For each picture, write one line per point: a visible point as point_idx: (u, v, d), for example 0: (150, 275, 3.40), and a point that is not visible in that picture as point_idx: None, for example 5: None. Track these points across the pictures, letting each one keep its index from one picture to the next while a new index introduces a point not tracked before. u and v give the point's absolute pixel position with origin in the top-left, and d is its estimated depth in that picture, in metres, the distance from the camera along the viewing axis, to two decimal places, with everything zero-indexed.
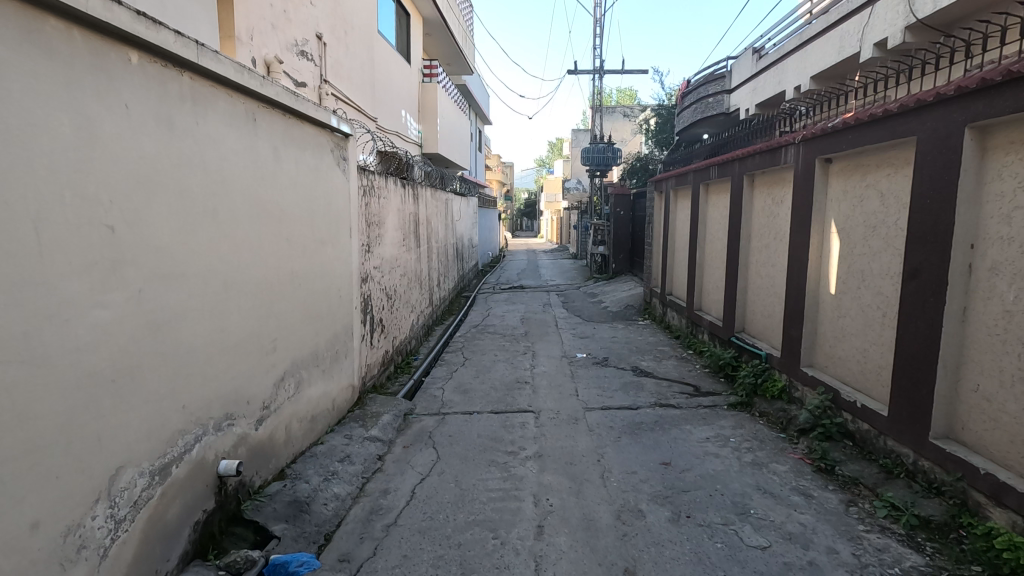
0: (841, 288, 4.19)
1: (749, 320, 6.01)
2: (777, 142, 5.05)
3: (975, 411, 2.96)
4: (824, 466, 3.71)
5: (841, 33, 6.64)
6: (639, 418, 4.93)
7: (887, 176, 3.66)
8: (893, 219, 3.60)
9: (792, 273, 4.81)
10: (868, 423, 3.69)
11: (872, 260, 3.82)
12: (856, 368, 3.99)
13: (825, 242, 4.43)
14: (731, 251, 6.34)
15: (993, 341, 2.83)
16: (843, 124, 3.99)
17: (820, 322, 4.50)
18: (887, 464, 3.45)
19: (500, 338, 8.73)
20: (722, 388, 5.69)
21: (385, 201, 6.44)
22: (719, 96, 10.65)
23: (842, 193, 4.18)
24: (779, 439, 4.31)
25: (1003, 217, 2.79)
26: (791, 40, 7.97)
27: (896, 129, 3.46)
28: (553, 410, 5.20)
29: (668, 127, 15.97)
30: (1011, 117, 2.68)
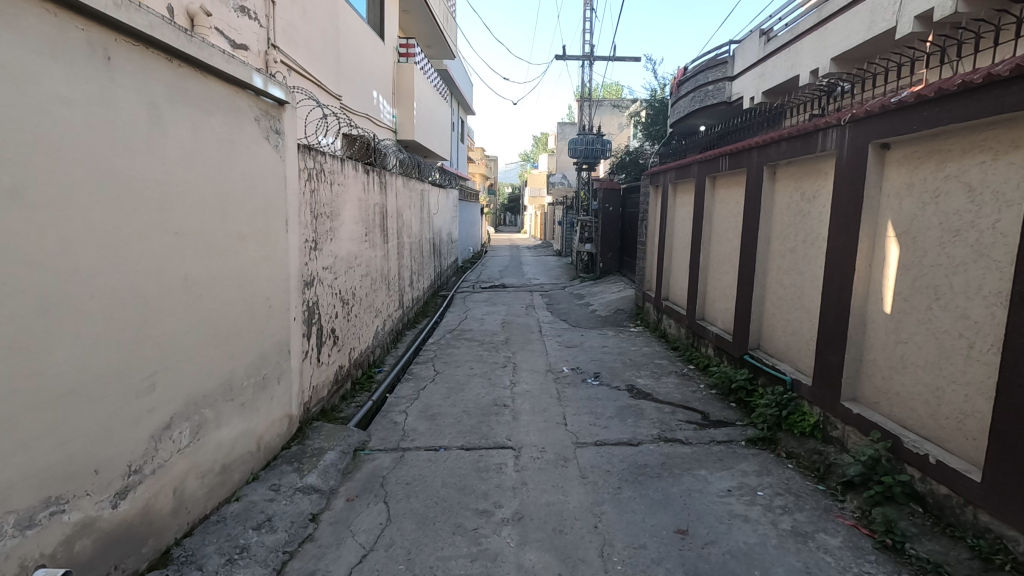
0: (901, 307, 3.34)
1: (766, 337, 5.16)
2: (812, 125, 4.18)
3: None
4: (891, 542, 2.85)
5: (871, 6, 5.79)
6: (642, 459, 4.04)
7: (982, 166, 2.82)
8: (991, 222, 2.75)
9: (829, 285, 3.96)
10: (948, 487, 2.86)
11: (952, 274, 2.97)
12: (924, 411, 3.15)
13: (878, 248, 3.58)
14: (743, 255, 5.48)
15: None
16: (913, 98, 3.12)
17: (868, 347, 3.65)
18: (981, 547, 2.62)
19: (476, 346, 7.78)
20: (736, 417, 4.83)
21: (341, 188, 5.42)
22: (719, 84, 9.79)
23: (906, 187, 3.33)
24: (820, 495, 3.45)
25: None
26: (808, 19, 7.11)
27: (1004, 100, 2.59)
28: (536, 446, 4.28)
29: (661, 119, 15.12)
30: None
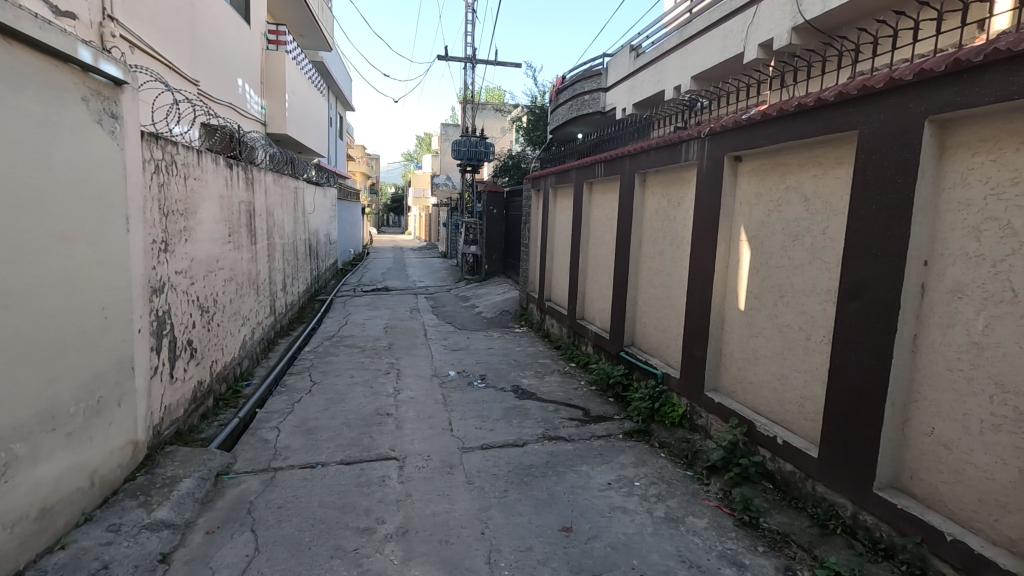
0: (752, 304, 3.71)
1: (639, 334, 5.49)
2: (677, 136, 4.51)
3: (929, 458, 2.53)
4: (748, 518, 3.14)
5: (724, 32, 6.42)
6: (527, 460, 4.08)
7: (814, 178, 3.20)
8: (821, 228, 3.14)
9: (692, 285, 4.29)
10: (792, 464, 3.22)
11: (792, 274, 3.35)
12: (772, 397, 3.53)
13: (733, 250, 3.94)
14: (618, 258, 5.78)
15: (955, 377, 2.41)
16: (759, 116, 3.48)
17: (726, 341, 4.01)
18: (818, 515, 2.98)
19: (357, 352, 7.43)
20: (614, 411, 5.08)
21: (198, 183, 4.86)
22: (595, 94, 10.29)
23: (754, 196, 3.71)
24: (688, 480, 3.72)
25: (969, 230, 2.36)
26: (671, 39, 7.72)
27: (832, 121, 2.96)
28: (421, 455, 4.15)
29: (541, 125, 15.58)
30: (984, 110, 2.26)
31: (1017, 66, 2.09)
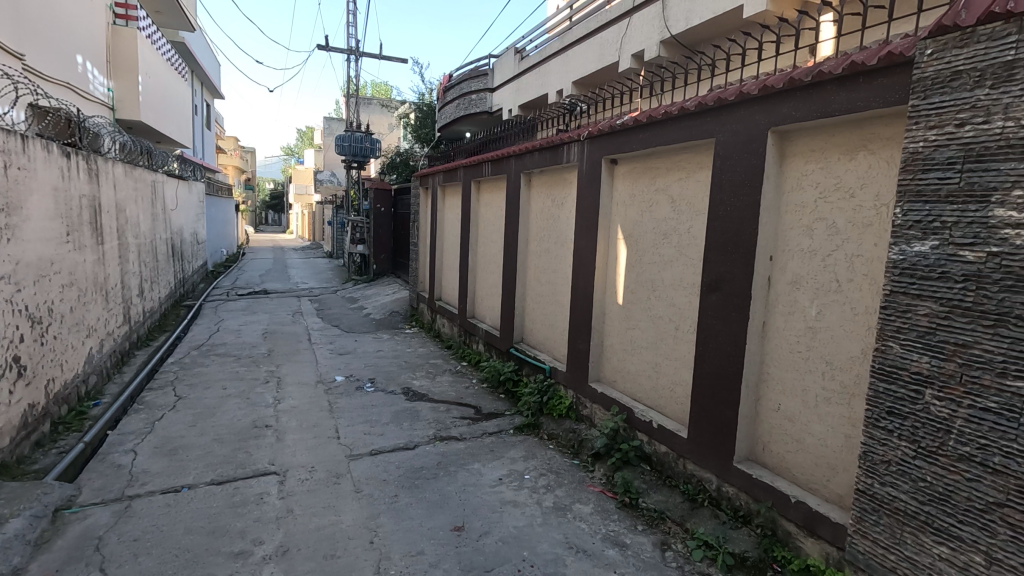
0: (629, 299, 3.95)
1: (528, 330, 5.62)
2: (559, 138, 4.68)
3: (777, 431, 2.85)
4: (629, 500, 3.36)
5: (601, 40, 6.77)
6: (418, 463, 4.01)
7: (680, 181, 3.48)
8: (687, 227, 3.43)
9: (575, 282, 4.48)
10: (666, 445, 3.48)
11: (663, 269, 3.62)
12: (648, 384, 3.78)
13: (611, 248, 4.16)
14: (506, 256, 5.88)
15: (796, 357, 2.74)
16: (632, 122, 3.71)
17: (607, 333, 4.23)
18: (689, 490, 3.24)
19: (231, 362, 6.84)
20: (505, 407, 5.16)
21: (24, 174, 4.17)
22: (481, 94, 10.36)
23: (629, 197, 3.95)
24: (575, 468, 3.88)
25: (804, 229, 2.70)
26: (553, 44, 7.98)
27: (694, 129, 3.24)
28: (304, 467, 3.92)
29: (429, 122, 15.35)
30: (814, 123, 2.58)
31: (838, 86, 2.41)
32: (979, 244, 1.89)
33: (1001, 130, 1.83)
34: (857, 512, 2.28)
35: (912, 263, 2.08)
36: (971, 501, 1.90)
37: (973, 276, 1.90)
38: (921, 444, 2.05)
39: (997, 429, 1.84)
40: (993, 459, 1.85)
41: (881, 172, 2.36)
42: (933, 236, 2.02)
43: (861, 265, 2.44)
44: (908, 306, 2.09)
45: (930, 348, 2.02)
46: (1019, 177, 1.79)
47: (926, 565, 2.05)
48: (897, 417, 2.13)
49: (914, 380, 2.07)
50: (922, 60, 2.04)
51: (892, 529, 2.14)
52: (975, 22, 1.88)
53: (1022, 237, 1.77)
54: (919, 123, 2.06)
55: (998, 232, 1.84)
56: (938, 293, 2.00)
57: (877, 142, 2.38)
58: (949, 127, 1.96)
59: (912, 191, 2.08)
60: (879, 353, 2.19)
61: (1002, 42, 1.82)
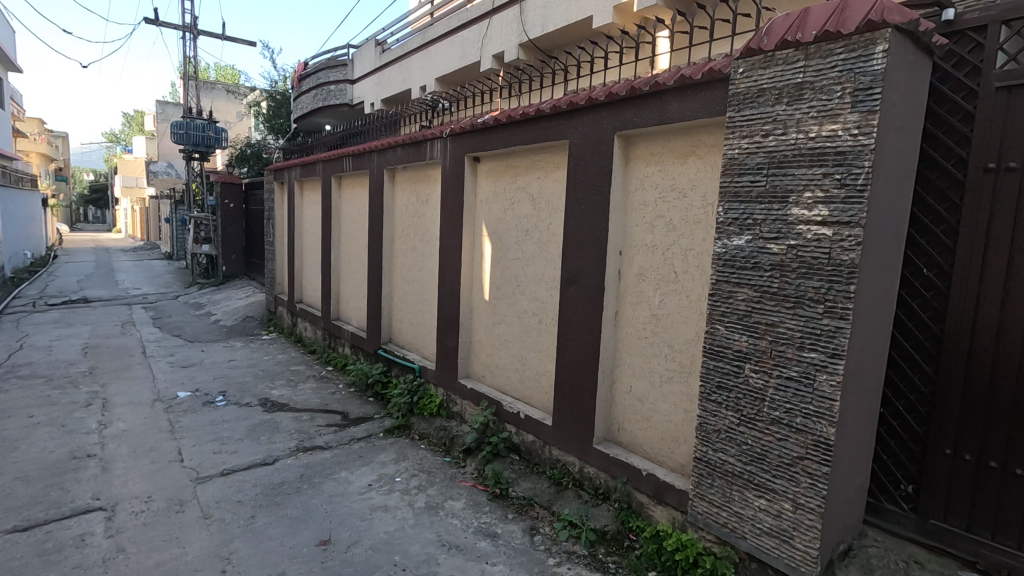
0: (495, 294, 4.04)
1: (396, 330, 5.49)
2: (422, 135, 4.63)
3: (629, 411, 3.10)
4: (499, 491, 3.45)
5: (462, 39, 6.81)
6: (278, 478, 3.73)
7: (539, 180, 3.63)
8: (546, 224, 3.58)
9: (442, 279, 4.46)
10: (532, 434, 3.62)
11: (526, 265, 3.75)
12: (515, 376, 3.90)
13: (476, 245, 4.22)
14: (370, 254, 5.68)
15: (643, 343, 3.00)
16: (492, 121, 3.79)
17: (475, 329, 4.28)
18: (554, 475, 3.41)
19: (39, 384, 5.79)
20: (374, 411, 5.00)
21: None
22: (340, 85, 9.87)
23: (492, 194, 4.03)
24: (447, 466, 3.88)
25: (646, 225, 2.96)
26: (414, 39, 7.86)
27: (550, 130, 3.39)
28: (139, 497, 3.45)
29: (284, 112, 14.19)
30: (653, 129, 2.83)
31: (671, 96, 2.68)
32: (781, 237, 2.21)
33: (795, 141, 2.15)
34: (696, 477, 2.55)
35: (732, 255, 2.37)
36: (782, 458, 2.22)
37: (778, 264, 2.22)
38: (743, 412, 2.35)
39: (798, 394, 2.17)
40: (796, 420, 2.18)
41: (707, 175, 2.66)
42: (748, 231, 2.32)
43: (694, 257, 2.74)
44: (730, 292, 2.39)
45: (748, 328, 2.33)
46: (809, 180, 2.12)
47: (749, 518, 2.35)
48: (725, 390, 2.42)
49: (736, 357, 2.37)
50: (736, 77, 2.34)
51: (723, 489, 2.44)
52: (774, 47, 2.20)
53: (812, 231, 2.11)
54: (735, 132, 2.36)
55: (795, 227, 2.17)
56: (753, 281, 2.31)
57: (703, 148, 2.68)
58: (757, 137, 2.27)
59: (731, 192, 2.38)
60: (709, 335, 2.48)
61: (794, 66, 2.15)
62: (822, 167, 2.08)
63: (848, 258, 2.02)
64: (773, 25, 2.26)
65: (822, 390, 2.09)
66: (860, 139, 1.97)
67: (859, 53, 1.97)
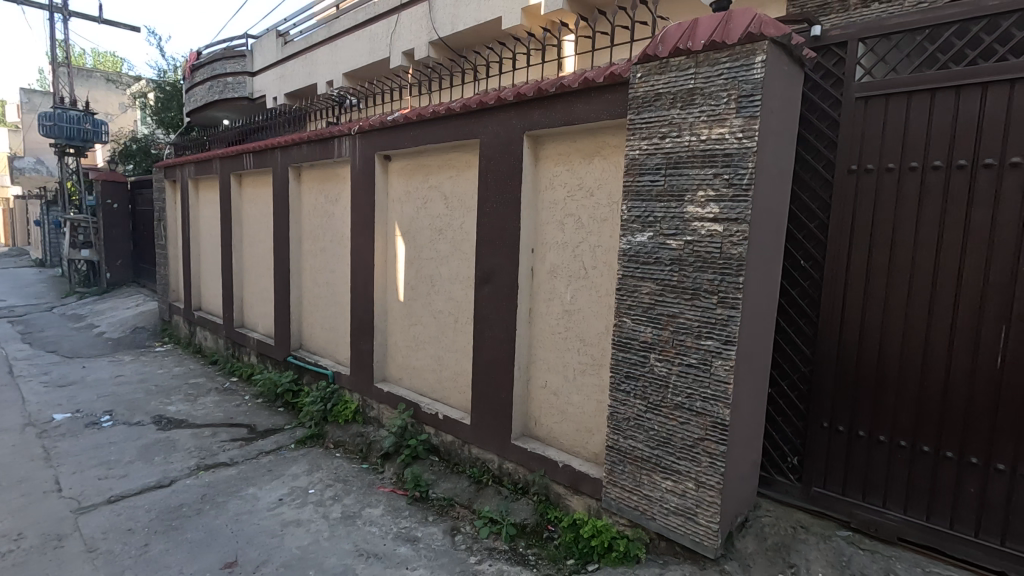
0: (410, 295, 3.98)
1: (307, 336, 5.25)
2: (329, 132, 4.46)
3: (545, 406, 3.17)
4: (419, 493, 3.40)
5: (370, 34, 6.63)
6: (177, 500, 3.45)
7: (451, 179, 3.61)
8: (460, 223, 3.57)
9: (354, 281, 4.32)
10: (452, 434, 3.60)
11: (440, 265, 3.72)
12: (432, 378, 3.86)
13: (389, 246, 4.13)
14: (276, 257, 5.39)
15: (557, 338, 3.07)
16: (402, 119, 3.72)
17: (390, 332, 4.19)
18: (475, 474, 3.41)
19: None
20: (285, 421, 4.76)
21: None
22: (239, 77, 9.26)
23: (404, 193, 3.96)
24: (364, 473, 3.77)
25: (557, 223, 3.03)
26: (319, 32, 7.54)
27: (461, 129, 3.38)
28: (7, 536, 3.05)
29: (174, 105, 13.02)
30: (560, 129, 2.91)
31: (576, 98, 2.76)
32: (679, 233, 2.35)
33: (688, 143, 2.30)
34: (609, 465, 2.66)
35: (636, 250, 2.50)
36: (685, 441, 2.37)
37: (677, 259, 2.36)
38: (650, 400, 2.48)
39: (698, 380, 2.32)
40: (696, 404, 2.32)
41: (611, 174, 2.77)
42: (649, 228, 2.45)
43: (602, 254, 2.84)
44: (635, 286, 2.51)
45: (652, 320, 2.46)
46: (701, 180, 2.27)
47: (657, 500, 2.48)
48: (632, 380, 2.54)
49: (642, 348, 2.50)
50: (635, 82, 2.46)
51: (633, 474, 2.56)
52: (668, 54, 2.33)
53: (705, 226, 2.26)
54: (635, 135, 2.48)
55: (691, 223, 2.31)
56: (655, 275, 2.44)
57: (607, 148, 2.78)
58: (655, 138, 2.40)
59: (633, 191, 2.49)
60: (617, 328, 2.59)
61: (685, 73, 2.30)
62: (713, 168, 2.23)
63: (737, 252, 2.18)
64: (667, 33, 2.39)
65: (718, 375, 2.25)
66: (744, 142, 2.13)
67: (742, 62, 2.14)
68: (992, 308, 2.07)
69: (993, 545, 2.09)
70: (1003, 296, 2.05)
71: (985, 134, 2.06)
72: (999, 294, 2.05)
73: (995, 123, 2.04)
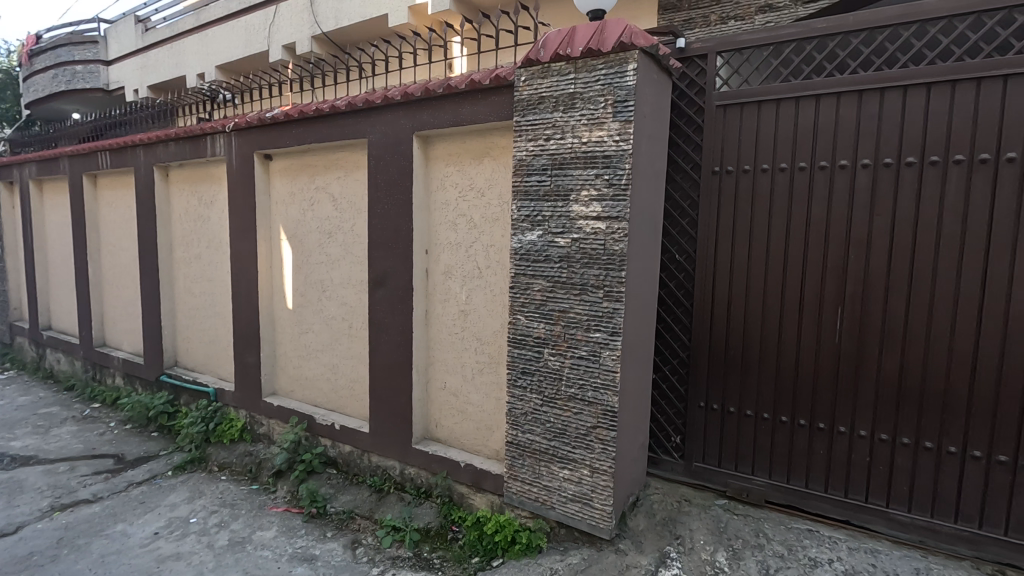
0: (298, 302, 3.78)
1: (183, 352, 4.80)
2: (200, 129, 4.11)
3: (445, 407, 3.16)
4: (316, 510, 3.24)
5: (246, 24, 6.20)
6: (25, 548, 3.01)
7: (339, 179, 3.48)
8: (350, 225, 3.45)
9: (236, 290, 4.02)
10: (349, 444, 3.47)
11: (330, 269, 3.57)
12: (327, 387, 3.70)
13: (274, 250, 3.89)
14: (143, 266, 4.86)
15: (454, 338, 3.07)
16: (283, 116, 3.52)
17: (279, 342, 3.95)
18: (376, 482, 3.32)
19: None
20: (160, 447, 4.32)
21: None
22: (90, 66, 8.24)
23: (289, 195, 3.75)
24: (254, 494, 3.52)
25: (450, 224, 3.03)
26: (186, 19, 6.92)
27: (347, 128, 3.27)
28: None
29: (8, 95, 11.30)
30: (449, 130, 2.91)
31: (464, 99, 2.78)
32: (566, 231, 2.45)
33: (571, 144, 2.40)
34: (509, 460, 2.71)
35: (527, 249, 2.56)
36: (579, 430, 2.47)
37: (565, 256, 2.46)
38: (545, 393, 2.56)
39: (588, 371, 2.42)
40: (588, 394, 2.43)
41: (501, 175, 2.82)
42: (538, 226, 2.53)
43: (495, 253, 2.88)
44: (527, 284, 2.58)
45: (544, 316, 2.54)
46: (585, 180, 2.38)
47: (555, 489, 2.56)
48: (528, 375, 2.60)
49: (536, 344, 2.57)
50: (519, 85, 2.53)
51: (533, 466, 2.62)
52: (549, 59, 2.42)
53: (590, 224, 2.37)
54: (521, 136, 2.54)
55: (576, 222, 2.41)
56: (545, 272, 2.52)
57: (495, 149, 2.83)
58: (541, 140, 2.48)
59: (521, 191, 2.56)
60: (511, 325, 2.65)
61: (566, 77, 2.40)
62: (594, 169, 2.34)
63: (618, 248, 2.31)
64: (547, 38, 2.47)
65: (607, 364, 2.37)
66: (621, 144, 2.26)
67: (616, 69, 2.27)
68: (830, 291, 2.38)
69: (839, 498, 2.40)
70: (838, 281, 2.36)
71: (818, 140, 2.36)
72: (834, 279, 2.37)
73: (826, 131, 2.34)
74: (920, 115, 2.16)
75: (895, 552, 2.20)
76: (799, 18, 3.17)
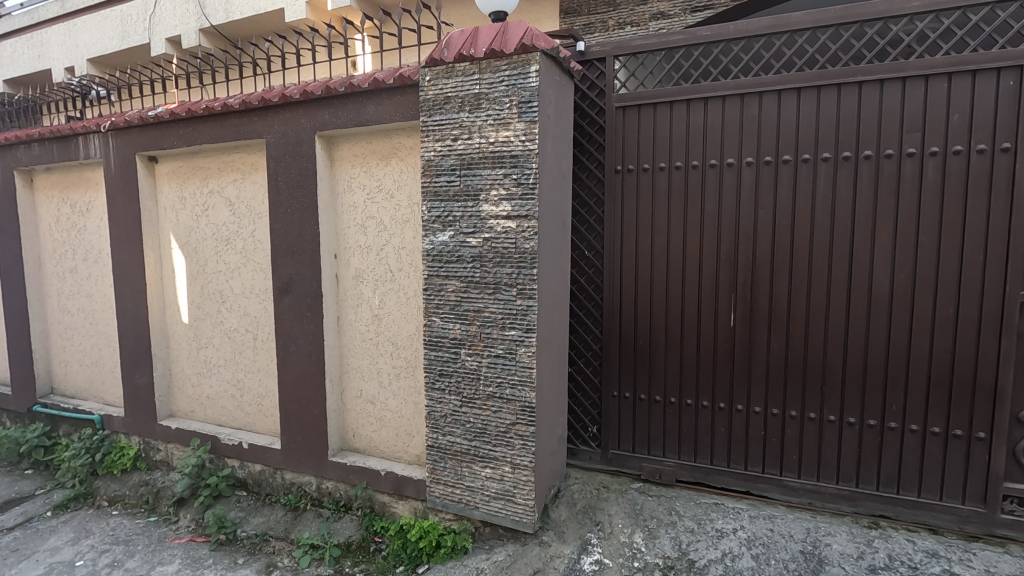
0: (195, 315, 3.51)
1: (59, 377, 4.29)
2: (69, 128, 3.70)
3: (362, 416, 3.06)
4: (225, 536, 3.02)
5: (121, 14, 5.64)
6: None
7: (235, 182, 3.27)
8: (249, 231, 3.25)
9: (120, 305, 3.66)
10: (260, 463, 3.27)
11: (229, 278, 3.34)
12: (231, 405, 3.46)
13: (164, 260, 3.58)
14: (5, 284, 4.29)
15: (369, 344, 2.99)
16: (167, 114, 3.24)
17: (174, 359, 3.64)
18: (291, 500, 3.16)
19: None
20: (36, 485, 3.84)
21: None
22: None
23: (179, 200, 3.47)
24: (151, 527, 3.23)
25: (358, 227, 2.95)
26: (48, 6, 6.17)
27: (241, 128, 3.07)
28: None
29: None
30: (354, 129, 2.81)
31: (367, 98, 2.70)
32: (477, 231, 2.46)
33: (479, 144, 2.40)
34: (431, 464, 2.67)
35: (439, 250, 2.54)
36: (499, 428, 2.48)
37: (478, 256, 2.46)
38: (463, 394, 2.55)
39: (505, 369, 2.44)
40: (506, 391, 2.45)
41: (409, 175, 2.78)
42: (449, 227, 2.51)
43: (406, 255, 2.84)
44: (440, 285, 2.55)
45: (459, 316, 2.53)
46: (494, 179, 2.39)
47: (478, 488, 2.56)
48: (446, 376, 2.58)
49: (452, 344, 2.56)
50: (424, 84, 2.50)
51: (455, 468, 2.61)
52: (453, 59, 2.41)
53: (500, 224, 2.39)
54: (428, 136, 2.51)
55: (487, 221, 2.42)
56: (458, 273, 2.51)
57: (403, 150, 2.78)
58: (448, 140, 2.47)
59: (431, 192, 2.53)
60: (426, 328, 2.61)
61: (470, 78, 2.41)
62: (503, 169, 2.36)
63: (529, 246, 2.34)
64: (450, 38, 2.47)
65: (523, 361, 2.40)
66: (527, 144, 2.30)
67: (519, 70, 2.30)
68: (723, 280, 2.56)
69: (739, 470, 2.60)
70: (730, 270, 2.55)
71: (707, 140, 2.54)
72: (727, 269, 2.55)
73: (714, 131, 2.52)
74: (793, 117, 2.38)
75: (789, 516, 2.41)
76: (688, 26, 3.40)
